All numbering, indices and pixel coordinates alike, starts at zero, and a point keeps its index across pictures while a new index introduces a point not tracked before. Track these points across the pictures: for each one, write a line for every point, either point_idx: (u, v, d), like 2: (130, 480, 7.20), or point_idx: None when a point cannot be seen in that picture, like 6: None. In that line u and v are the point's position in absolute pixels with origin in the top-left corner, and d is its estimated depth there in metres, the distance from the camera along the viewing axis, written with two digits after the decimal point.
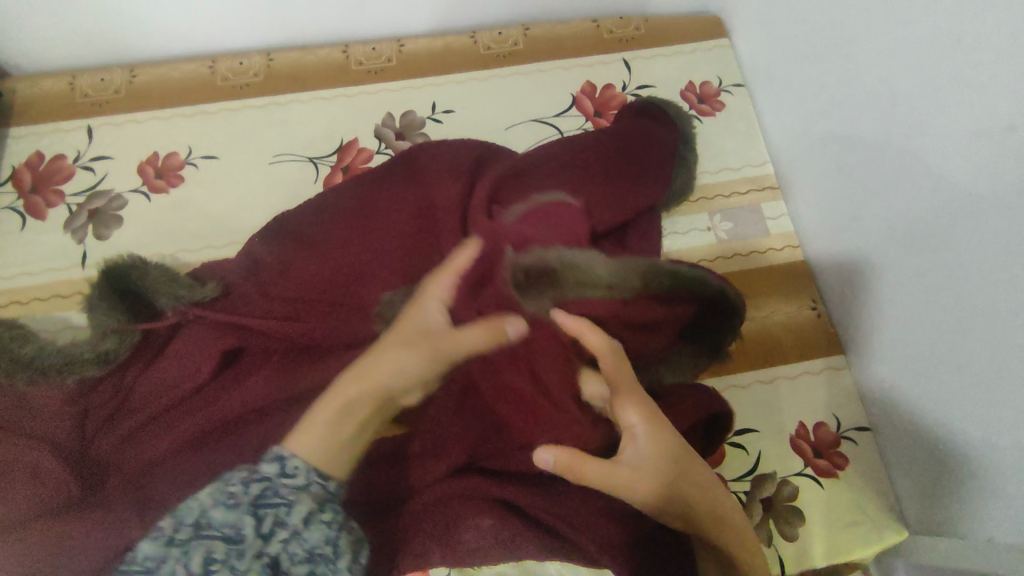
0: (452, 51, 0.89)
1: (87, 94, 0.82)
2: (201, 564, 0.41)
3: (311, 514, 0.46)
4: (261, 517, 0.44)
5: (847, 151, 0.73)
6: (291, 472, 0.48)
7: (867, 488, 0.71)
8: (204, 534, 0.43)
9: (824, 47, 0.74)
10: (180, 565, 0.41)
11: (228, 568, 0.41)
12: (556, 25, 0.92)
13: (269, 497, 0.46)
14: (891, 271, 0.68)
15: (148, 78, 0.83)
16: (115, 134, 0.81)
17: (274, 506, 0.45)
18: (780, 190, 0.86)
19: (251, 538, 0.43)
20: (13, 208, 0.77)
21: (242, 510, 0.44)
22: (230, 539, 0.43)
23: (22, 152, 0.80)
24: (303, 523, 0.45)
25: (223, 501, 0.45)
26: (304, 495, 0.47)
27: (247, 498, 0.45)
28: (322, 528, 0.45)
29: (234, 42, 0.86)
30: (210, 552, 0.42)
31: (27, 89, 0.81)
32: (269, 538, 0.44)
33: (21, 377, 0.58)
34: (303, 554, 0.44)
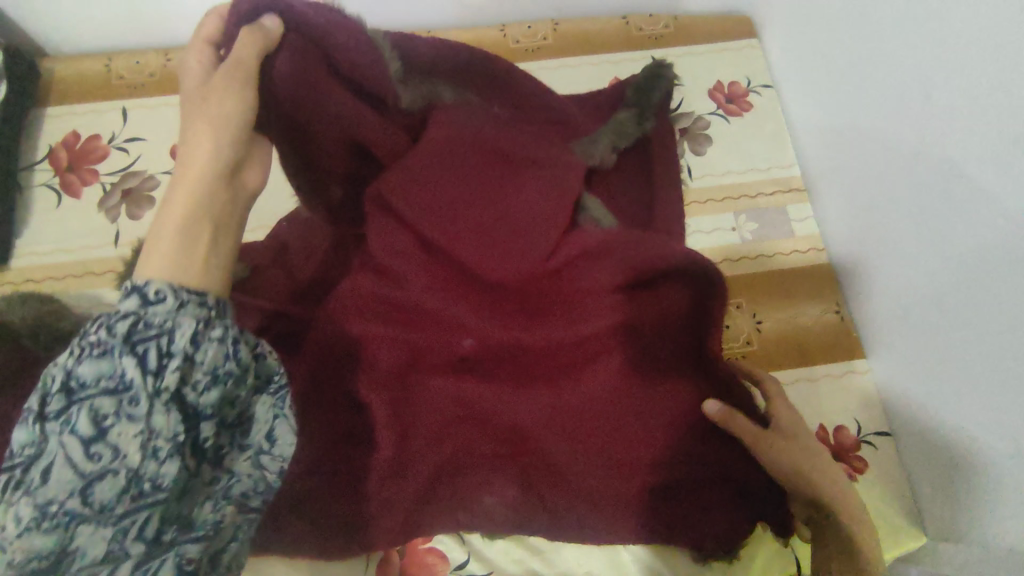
0: (482, 43, 0.90)
1: (123, 75, 0.84)
2: (92, 424, 0.34)
3: (198, 333, 0.37)
4: (144, 356, 0.36)
5: (876, 157, 0.72)
6: (158, 299, 0.37)
7: (884, 492, 0.71)
8: (81, 395, 0.34)
9: (855, 50, 0.73)
10: (67, 432, 0.34)
11: (125, 419, 0.35)
12: (586, 20, 0.92)
13: (147, 331, 0.36)
14: (916, 278, 0.67)
15: (182, 62, 0.85)
16: (149, 117, 0.83)
17: (153, 338, 0.36)
18: (806, 192, 0.86)
19: (142, 386, 0.35)
20: (49, 185, 0.78)
21: (116, 356, 0.35)
22: (114, 390, 0.35)
23: (58, 131, 0.81)
24: (191, 347, 0.37)
25: (92, 352, 0.35)
26: (187, 316, 0.38)
27: (128, 345, 0.35)
28: (213, 342, 0.38)
29: None
30: (96, 409, 0.34)
31: (64, 68, 0.83)
32: (161, 374, 0.36)
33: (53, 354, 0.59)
34: (198, 371, 0.37)
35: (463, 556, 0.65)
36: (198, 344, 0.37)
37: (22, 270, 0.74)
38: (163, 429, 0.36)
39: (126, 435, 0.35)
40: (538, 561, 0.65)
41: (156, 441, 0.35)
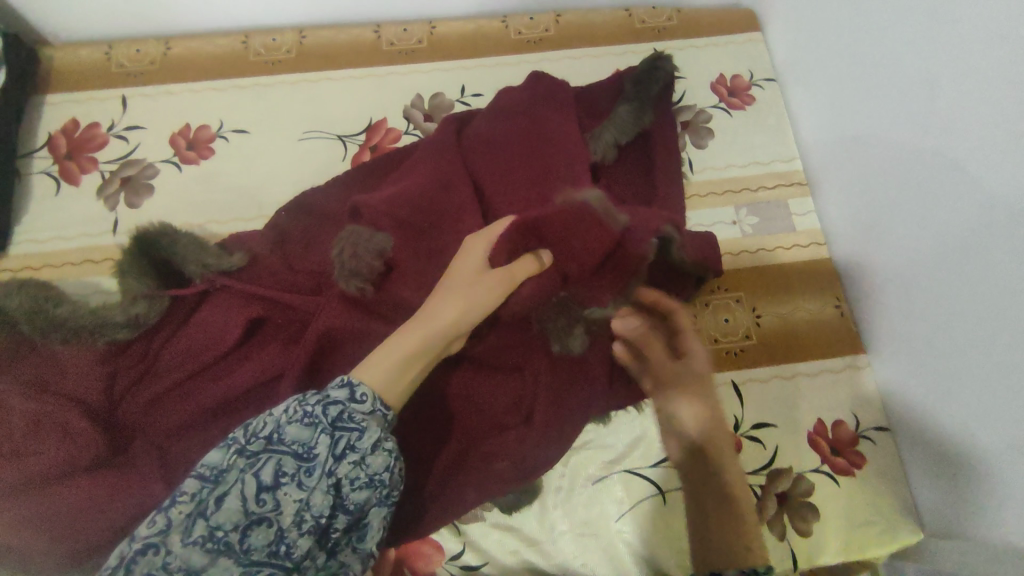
0: (483, 34, 0.89)
1: (123, 64, 0.83)
2: (272, 474, 0.40)
3: (380, 438, 0.43)
4: (336, 440, 0.42)
5: (878, 152, 0.71)
6: (360, 399, 0.44)
7: (883, 488, 0.71)
8: (276, 447, 0.41)
9: (859, 44, 0.73)
10: (255, 472, 0.40)
11: (296, 484, 0.40)
12: (589, 12, 0.92)
13: (346, 422, 0.43)
14: (916, 274, 0.67)
15: (182, 51, 0.84)
16: (149, 105, 0.82)
17: (348, 430, 0.43)
18: (808, 186, 0.85)
19: (321, 459, 0.41)
20: (48, 173, 0.78)
21: (319, 427, 0.42)
22: (299, 455, 0.41)
23: (58, 117, 0.81)
24: (372, 449, 0.43)
25: (298, 419, 0.42)
26: (374, 421, 0.44)
27: (326, 421, 0.42)
28: (373, 439, 0.43)
29: (267, 19, 0.87)
30: (280, 465, 0.41)
31: (65, 56, 0.83)
32: (338, 460, 0.42)
33: (51, 342, 0.59)
34: (350, 453, 0.42)
35: (458, 547, 0.65)
36: (361, 439, 0.42)
37: (20, 257, 0.74)
38: (313, 505, 0.40)
39: (290, 497, 0.40)
40: (534, 552, 0.65)
41: (308, 512, 0.40)
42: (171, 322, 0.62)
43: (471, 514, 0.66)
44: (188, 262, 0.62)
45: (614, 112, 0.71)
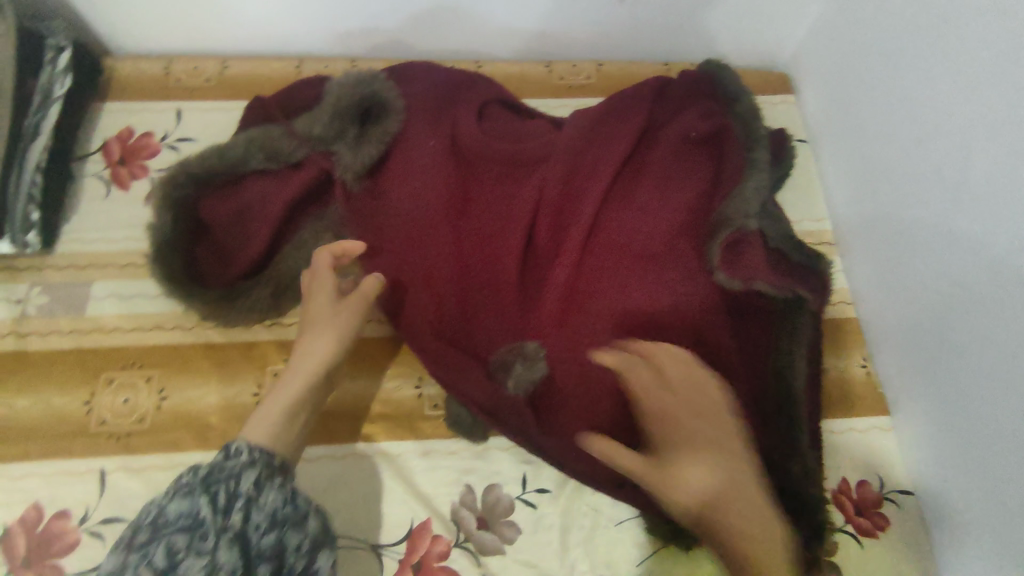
0: (527, 77, 0.92)
1: (181, 80, 0.87)
2: (166, 557, 0.44)
3: (262, 481, 0.50)
4: (215, 495, 0.47)
5: (893, 203, 0.77)
6: (235, 454, 0.51)
7: (911, 554, 0.69)
8: (169, 530, 0.45)
9: (889, 96, 0.78)
10: (143, 562, 0.44)
11: (193, 552, 0.45)
12: (629, 64, 0.95)
13: (215, 476, 0.49)
14: (906, 314, 0.75)
15: (239, 72, 0.88)
16: (203, 118, 0.85)
17: (224, 481, 0.49)
18: (837, 247, 0.86)
19: (211, 523, 0.46)
20: (99, 177, 0.80)
21: (196, 493, 0.47)
22: (189, 527, 0.46)
23: (114, 125, 0.83)
24: (254, 492, 0.49)
25: (175, 494, 0.47)
26: (251, 467, 0.50)
27: (196, 481, 0.48)
28: (276, 492, 0.50)
29: (322, 48, 0.91)
30: (172, 543, 0.45)
31: (126, 69, 0.86)
32: (227, 513, 0.47)
33: (216, 172, 0.70)
34: (272, 523, 0.49)
35: None
36: (288, 502, 0.51)
37: (65, 256, 0.75)
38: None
39: (193, 565, 0.44)
40: None
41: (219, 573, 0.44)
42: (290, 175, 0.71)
43: (493, 547, 0.65)
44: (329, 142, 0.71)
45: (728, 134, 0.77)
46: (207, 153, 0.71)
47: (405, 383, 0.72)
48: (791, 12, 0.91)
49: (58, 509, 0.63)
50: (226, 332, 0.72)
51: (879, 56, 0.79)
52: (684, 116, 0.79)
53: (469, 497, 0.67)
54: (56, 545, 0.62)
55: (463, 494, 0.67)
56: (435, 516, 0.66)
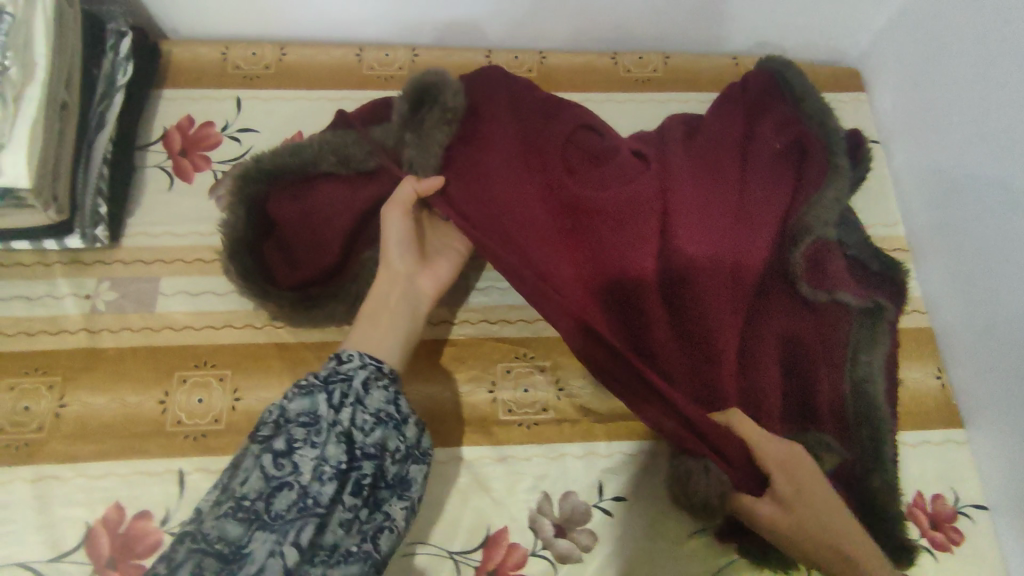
0: (593, 68, 0.88)
1: (238, 66, 0.84)
2: (286, 443, 0.52)
3: (370, 381, 0.57)
4: (331, 393, 0.55)
5: (978, 218, 0.75)
6: (347, 359, 0.58)
7: (986, 569, 0.69)
8: (287, 423, 0.54)
9: (982, 105, 0.74)
10: (266, 449, 0.52)
11: (309, 444, 0.52)
12: (698, 57, 0.91)
13: (334, 377, 0.56)
14: (987, 334, 0.73)
15: (298, 59, 0.85)
16: (264, 109, 0.82)
17: (339, 381, 0.56)
18: (911, 254, 0.84)
19: (325, 419, 0.53)
20: (161, 168, 0.78)
21: (313, 393, 0.55)
22: (307, 422, 0.53)
23: (174, 113, 0.81)
24: (364, 394, 0.56)
25: (296, 394, 0.55)
26: (360, 371, 0.57)
27: (317, 383, 0.55)
28: (380, 393, 0.57)
29: (383, 35, 0.88)
30: (292, 434, 0.53)
31: (183, 53, 0.83)
32: (339, 410, 0.54)
33: (291, 167, 0.69)
34: (375, 424, 0.55)
35: None
36: (391, 405, 0.57)
37: (132, 250, 0.74)
38: (322, 485, 0.51)
39: (306, 456, 0.52)
40: None
41: (325, 463, 0.51)
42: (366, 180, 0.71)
43: (570, 553, 0.66)
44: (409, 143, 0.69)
45: (810, 146, 0.76)
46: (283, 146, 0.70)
47: (479, 386, 0.71)
48: (872, 5, 0.86)
49: (139, 510, 0.63)
50: (298, 332, 0.72)
51: (972, 63, 0.75)
52: (765, 127, 0.77)
53: (545, 505, 0.67)
54: (139, 545, 0.62)
55: (539, 501, 0.67)
56: (511, 522, 0.66)
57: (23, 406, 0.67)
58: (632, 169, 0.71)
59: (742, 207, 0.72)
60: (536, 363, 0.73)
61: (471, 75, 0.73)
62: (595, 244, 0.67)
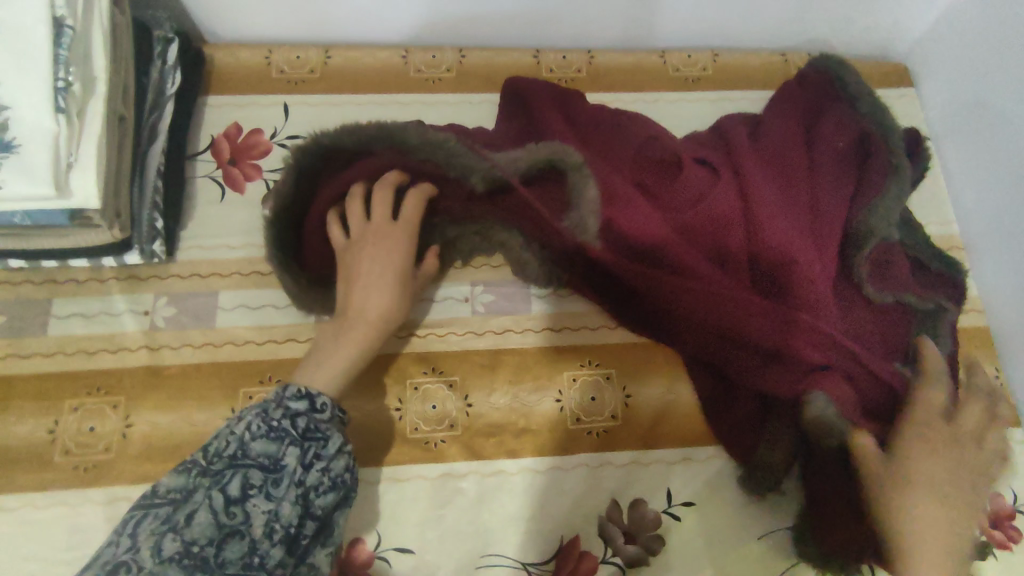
0: (643, 67, 0.87)
1: (283, 70, 0.82)
2: (239, 488, 0.51)
3: (342, 444, 0.56)
4: (301, 449, 0.54)
5: None
6: (320, 408, 0.57)
7: None
8: (241, 462, 0.52)
9: None
10: (215, 488, 0.50)
11: (264, 495, 0.51)
12: (747, 54, 0.90)
13: (310, 431, 0.55)
14: None
15: (343, 62, 0.83)
16: (312, 114, 0.81)
17: (315, 439, 0.55)
18: (967, 251, 0.84)
19: (289, 470, 0.52)
20: (212, 178, 0.76)
21: (280, 441, 0.54)
22: (266, 468, 0.53)
23: (220, 121, 0.79)
24: (333, 454, 0.55)
25: (263, 434, 0.54)
26: (334, 429, 0.57)
27: (293, 432, 0.54)
28: (347, 458, 0.56)
29: (428, 36, 0.86)
30: (248, 477, 0.52)
31: (226, 58, 0.81)
32: (307, 470, 0.54)
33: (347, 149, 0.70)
34: (329, 489, 0.54)
35: None
36: (349, 472, 0.56)
37: (188, 264, 0.72)
38: (270, 545, 0.50)
39: (259, 508, 0.51)
40: None
41: (277, 522, 0.51)
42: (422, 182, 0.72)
43: (641, 559, 0.67)
44: (460, 156, 0.70)
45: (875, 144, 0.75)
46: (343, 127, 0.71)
47: (546, 395, 0.71)
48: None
49: None
50: None
51: None
52: (829, 124, 0.76)
53: (614, 512, 0.68)
54: None
55: (609, 508, 0.68)
56: (584, 530, 0.67)
57: (88, 427, 0.66)
58: (698, 170, 0.72)
59: (810, 207, 0.71)
60: (600, 371, 0.73)
61: (538, 90, 0.77)
62: (662, 245, 0.68)
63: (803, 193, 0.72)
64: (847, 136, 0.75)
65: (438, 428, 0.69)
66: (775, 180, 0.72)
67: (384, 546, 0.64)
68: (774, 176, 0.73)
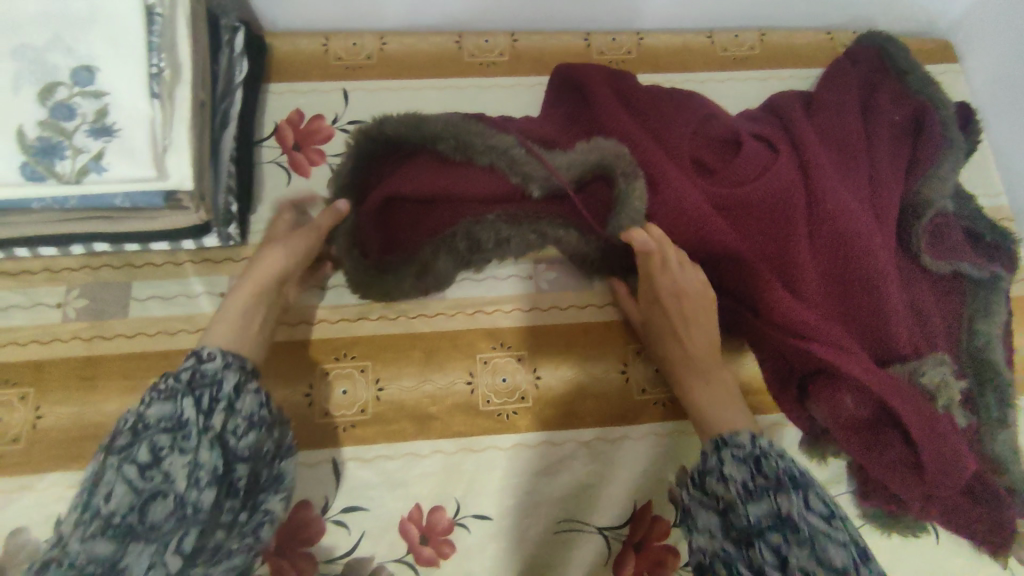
0: (691, 48, 0.89)
1: (341, 57, 0.84)
2: (149, 454, 0.47)
3: (241, 382, 0.53)
4: (199, 397, 0.50)
5: None
6: (209, 357, 0.52)
7: None
8: (144, 433, 0.48)
9: None
10: (122, 465, 0.46)
11: (178, 453, 0.47)
12: (793, 33, 0.91)
13: (200, 379, 0.51)
14: None
15: (399, 48, 0.84)
16: (371, 100, 0.82)
17: (207, 386, 0.50)
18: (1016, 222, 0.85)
19: (195, 422, 0.48)
20: (277, 163, 0.78)
21: (177, 397, 0.49)
22: (172, 428, 0.48)
23: (283, 108, 0.81)
24: (234, 394, 0.51)
25: (158, 398, 0.49)
26: (230, 371, 0.52)
27: (181, 384, 0.50)
28: (253, 396, 0.52)
29: (481, 21, 0.87)
30: (155, 443, 0.47)
31: (285, 46, 0.83)
32: (211, 415, 0.49)
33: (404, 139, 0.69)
34: (249, 428, 0.51)
35: None
36: (265, 408, 0.53)
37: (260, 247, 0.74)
38: (200, 492, 0.47)
39: (176, 465, 0.47)
40: None
41: (201, 470, 0.47)
42: (480, 173, 0.70)
43: None
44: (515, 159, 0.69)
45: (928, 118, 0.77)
46: (407, 117, 0.69)
47: (612, 367, 0.72)
48: None
49: (300, 499, 0.66)
50: (430, 321, 0.73)
51: None
52: (879, 99, 0.78)
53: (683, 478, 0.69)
54: (307, 532, 0.65)
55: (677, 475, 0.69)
56: (654, 496, 0.68)
57: None
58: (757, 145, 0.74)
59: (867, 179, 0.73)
60: None
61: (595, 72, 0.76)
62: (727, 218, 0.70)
63: (861, 167, 0.74)
64: (896, 113, 0.78)
65: (509, 400, 0.70)
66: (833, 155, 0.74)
67: (462, 513, 0.66)
68: (831, 150, 0.74)
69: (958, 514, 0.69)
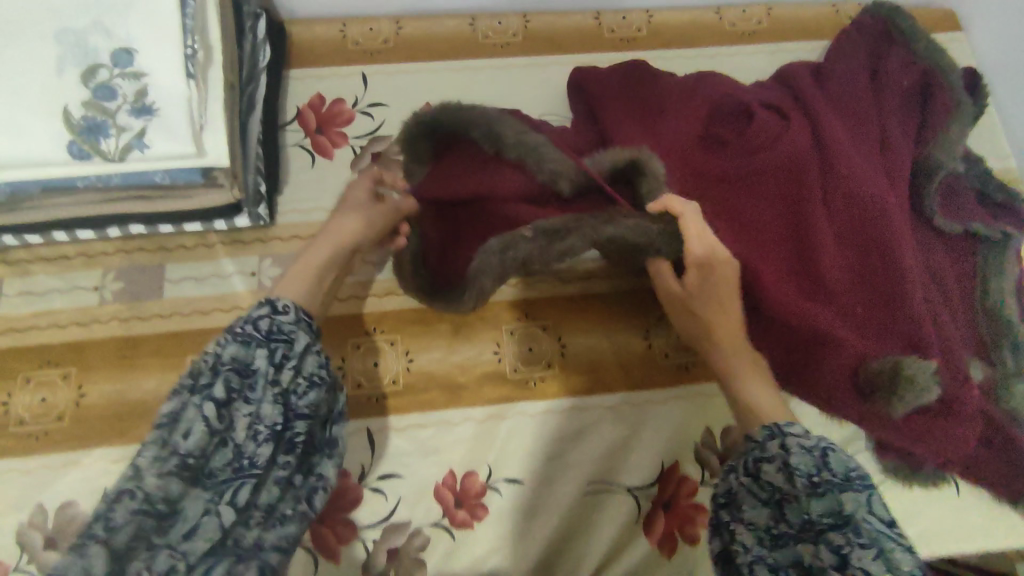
0: (700, 24, 0.90)
1: (359, 42, 0.85)
2: (223, 394, 0.48)
3: (311, 345, 0.52)
4: (273, 351, 0.50)
5: None
6: (283, 310, 0.52)
7: None
8: (220, 372, 0.48)
9: None
10: (200, 404, 0.47)
11: (246, 401, 0.49)
12: (800, 6, 0.93)
13: (276, 332, 0.51)
14: None
15: (414, 32, 0.86)
16: (389, 82, 0.84)
17: (282, 340, 0.51)
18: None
19: (263, 374, 0.49)
20: (301, 146, 0.80)
21: (254, 345, 0.49)
22: (244, 373, 0.49)
23: (304, 93, 0.83)
24: (304, 355, 0.52)
25: (234, 340, 0.49)
26: (301, 330, 0.52)
27: (258, 334, 0.50)
28: (318, 357, 0.52)
29: (493, 4, 0.89)
30: (228, 383, 0.48)
31: (304, 33, 0.85)
32: (281, 371, 0.50)
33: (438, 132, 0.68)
34: (310, 388, 0.51)
35: None
36: (325, 369, 0.53)
37: (287, 227, 0.76)
38: (258, 449, 0.48)
39: (243, 413, 0.48)
40: None
41: (261, 425, 0.48)
42: (509, 170, 0.68)
43: None
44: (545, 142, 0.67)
45: (935, 84, 0.79)
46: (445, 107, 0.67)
47: (635, 334, 0.74)
48: None
49: (337, 468, 0.68)
50: None
51: None
52: (887, 66, 0.80)
53: (708, 438, 0.71)
54: (345, 499, 0.67)
55: (703, 436, 0.71)
56: (681, 456, 0.70)
57: None
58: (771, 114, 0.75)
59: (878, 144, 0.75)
60: None
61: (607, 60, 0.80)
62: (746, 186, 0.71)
63: (872, 134, 0.75)
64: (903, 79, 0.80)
65: (536, 367, 0.72)
66: (845, 122, 0.76)
67: (495, 477, 0.68)
68: (843, 117, 0.76)
69: (978, 465, 0.71)
